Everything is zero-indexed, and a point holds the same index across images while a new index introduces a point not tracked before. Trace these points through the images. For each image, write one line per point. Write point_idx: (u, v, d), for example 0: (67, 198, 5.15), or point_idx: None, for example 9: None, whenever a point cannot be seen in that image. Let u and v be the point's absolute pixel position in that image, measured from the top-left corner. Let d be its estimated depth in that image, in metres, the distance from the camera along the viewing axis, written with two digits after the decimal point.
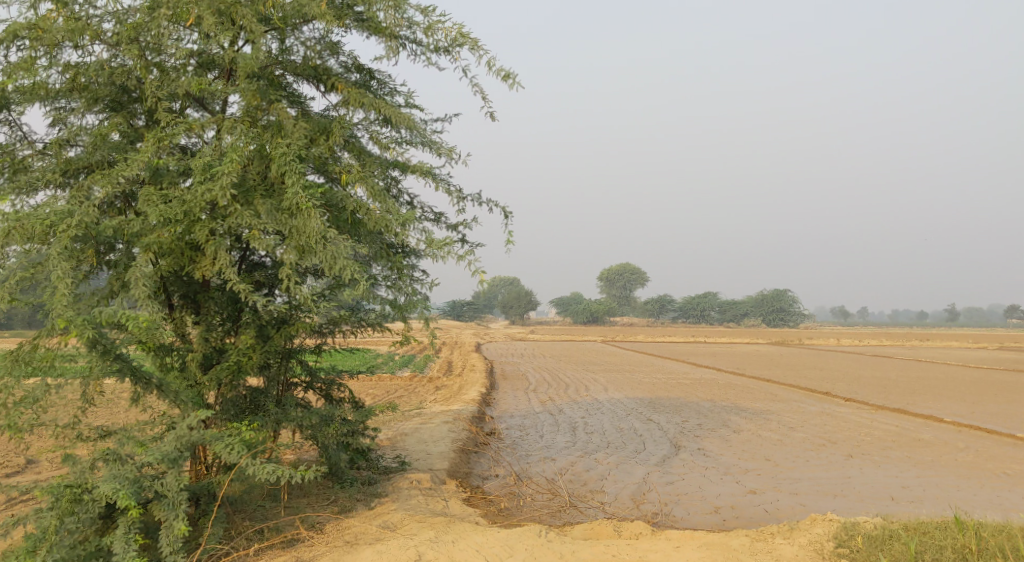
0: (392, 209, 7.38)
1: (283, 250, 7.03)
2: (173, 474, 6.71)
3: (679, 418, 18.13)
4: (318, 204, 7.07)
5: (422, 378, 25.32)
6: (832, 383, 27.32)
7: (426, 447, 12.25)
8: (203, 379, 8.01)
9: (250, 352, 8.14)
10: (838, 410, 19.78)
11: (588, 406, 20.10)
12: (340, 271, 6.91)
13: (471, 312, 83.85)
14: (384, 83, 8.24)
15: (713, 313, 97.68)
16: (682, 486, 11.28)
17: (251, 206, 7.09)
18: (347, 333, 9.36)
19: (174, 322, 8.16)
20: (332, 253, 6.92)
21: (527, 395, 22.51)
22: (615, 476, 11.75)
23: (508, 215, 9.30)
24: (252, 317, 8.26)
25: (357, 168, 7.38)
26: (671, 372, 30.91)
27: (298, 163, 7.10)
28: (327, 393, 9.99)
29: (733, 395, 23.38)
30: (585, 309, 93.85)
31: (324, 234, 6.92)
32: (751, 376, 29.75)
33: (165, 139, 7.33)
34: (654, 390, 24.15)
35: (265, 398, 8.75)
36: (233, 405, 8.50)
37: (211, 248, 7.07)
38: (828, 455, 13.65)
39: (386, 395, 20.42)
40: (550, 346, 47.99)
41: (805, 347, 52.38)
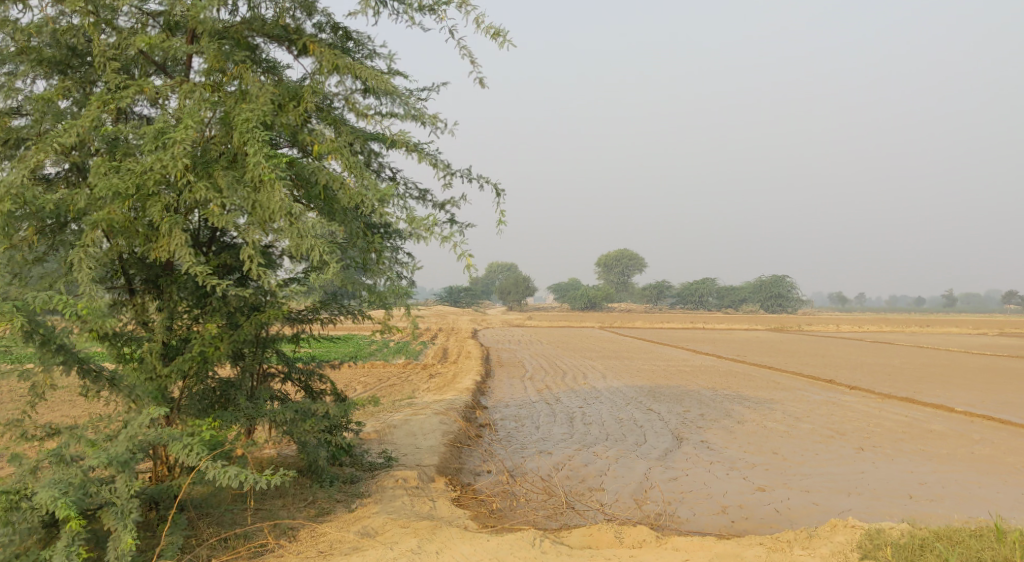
0: (370, 182, 6.66)
1: (245, 228, 6.33)
2: (123, 478, 6.01)
3: (680, 408, 17.51)
4: (284, 176, 6.31)
5: (415, 365, 24.68)
6: (836, 370, 26.68)
7: (415, 440, 11.59)
8: (163, 371, 7.32)
9: (216, 342, 7.41)
10: (843, 400, 19.16)
11: (586, 395, 19.44)
12: (309, 252, 6.21)
13: (468, 298, 83.22)
14: (362, 45, 7.46)
15: (711, 299, 97.11)
16: (686, 483, 10.63)
17: (211, 179, 6.37)
18: (326, 322, 8.64)
19: (135, 308, 7.47)
20: (300, 231, 6.22)
21: (524, 383, 21.85)
22: (615, 472, 11.10)
23: (501, 193, 8.55)
24: (218, 304, 7.53)
25: (330, 138, 6.63)
26: (671, 359, 30.30)
27: (263, 130, 6.33)
28: (306, 385, 9.31)
29: (735, 383, 22.75)
30: (583, 294, 93.26)
31: (292, 210, 6.22)
32: (754, 363, 29.16)
33: (112, 102, 6.58)
34: (653, 378, 23.51)
35: (237, 392, 8.07)
36: (200, 399, 7.82)
37: (165, 227, 6.35)
38: (838, 448, 13.01)
39: (377, 383, 19.77)
40: (549, 332, 47.40)
41: (806, 333, 51.99)
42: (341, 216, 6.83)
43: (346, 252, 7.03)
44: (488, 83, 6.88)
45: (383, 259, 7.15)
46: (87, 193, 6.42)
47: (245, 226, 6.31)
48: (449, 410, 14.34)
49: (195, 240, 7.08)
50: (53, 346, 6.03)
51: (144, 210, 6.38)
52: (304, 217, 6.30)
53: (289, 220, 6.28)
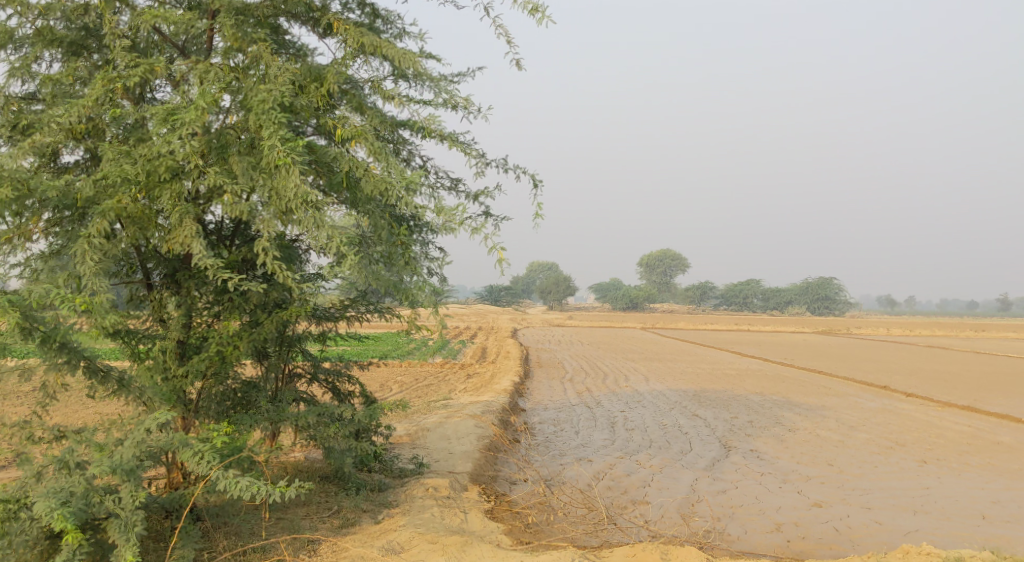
0: (395, 169, 6.15)
1: (261, 217, 5.87)
2: (128, 488, 5.56)
3: (727, 414, 16.74)
4: (301, 160, 5.81)
5: (453, 365, 24.18)
6: (890, 376, 25.59)
7: (448, 445, 11.07)
8: (178, 371, 6.93)
9: (235, 341, 6.98)
10: (900, 407, 18.22)
11: (628, 398, 18.75)
12: (327, 245, 5.72)
13: (509, 298, 82.71)
14: (391, 23, 6.97)
15: (755, 300, 95.33)
16: (737, 496, 9.95)
17: (226, 165, 5.94)
18: (353, 320, 8.17)
19: (152, 304, 7.07)
20: (317, 222, 5.74)
21: (564, 385, 21.24)
22: (658, 483, 10.48)
23: (539, 183, 7.99)
24: (236, 300, 7.10)
25: (353, 121, 6.12)
26: (715, 362, 29.41)
27: (281, 112, 5.83)
28: (334, 387, 8.84)
29: (784, 388, 21.87)
30: (625, 294, 92.19)
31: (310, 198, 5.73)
32: (802, 367, 28.14)
33: (117, 81, 6.09)
34: (698, 381, 22.72)
35: (258, 394, 7.62)
36: (220, 400, 7.40)
37: (176, 217, 5.92)
38: (898, 460, 12.19)
39: (413, 384, 19.32)
40: (590, 333, 46.67)
41: (855, 336, 50.67)
42: (364, 206, 6.33)
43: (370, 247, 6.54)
44: (525, 65, 6.32)
45: (410, 254, 6.65)
46: (96, 180, 6.01)
47: (260, 211, 5.85)
48: (486, 413, 13.80)
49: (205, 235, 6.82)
50: (56, 343, 5.61)
51: (156, 199, 5.97)
52: (322, 206, 5.81)
53: (305, 209, 5.79)
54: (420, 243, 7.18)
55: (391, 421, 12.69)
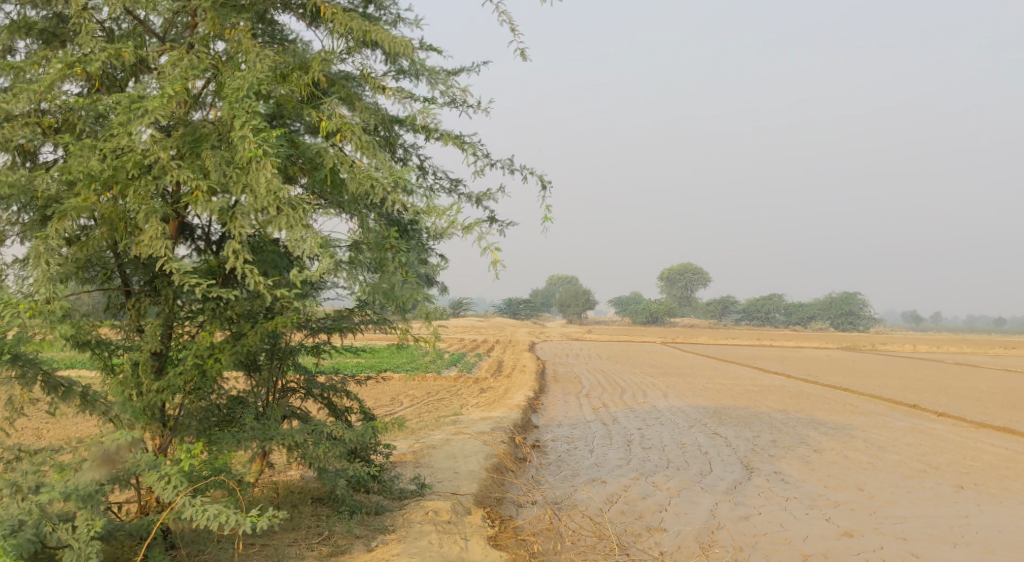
0: (382, 165, 5.62)
1: (233, 215, 5.37)
2: (84, 516, 5.05)
3: (750, 433, 16.03)
4: (277, 153, 5.30)
5: (468, 378, 23.64)
6: (919, 395, 24.70)
7: (454, 464, 10.52)
8: (153, 386, 6.44)
9: (215, 354, 6.48)
10: (932, 427, 17.40)
11: (646, 415, 18.07)
12: (300, 247, 5.20)
13: (527, 310, 82.20)
14: (385, 8, 6.47)
15: (778, 315, 94.08)
16: (759, 522, 9.30)
17: (198, 161, 5.42)
18: (347, 331, 7.65)
19: (130, 312, 6.59)
20: (292, 222, 5.23)
21: (580, 400, 20.58)
22: (675, 507, 9.85)
23: (547, 184, 7.45)
24: (215, 307, 6.59)
25: (338, 112, 5.59)
26: (737, 377, 28.64)
27: (257, 101, 5.32)
28: (329, 403, 8.31)
29: (809, 405, 21.10)
30: (645, 308, 91.27)
31: (285, 195, 5.21)
32: (827, 384, 27.31)
33: (75, 64, 5.56)
34: (720, 398, 21.98)
35: (244, 410, 7.08)
36: (203, 416, 6.81)
37: (142, 216, 5.42)
38: (933, 485, 11.46)
39: (424, 398, 18.77)
40: (609, 347, 45.99)
41: (880, 352, 49.62)
42: (348, 206, 5.79)
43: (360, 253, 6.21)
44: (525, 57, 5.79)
45: (400, 258, 6.14)
46: (60, 177, 5.56)
47: (232, 209, 5.34)
48: (496, 431, 13.21)
49: (196, 245, 6.70)
50: (6, 354, 5.36)
51: (123, 198, 5.49)
52: (297, 204, 5.30)
53: (278, 207, 5.28)
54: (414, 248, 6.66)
55: (396, 438, 12.15)
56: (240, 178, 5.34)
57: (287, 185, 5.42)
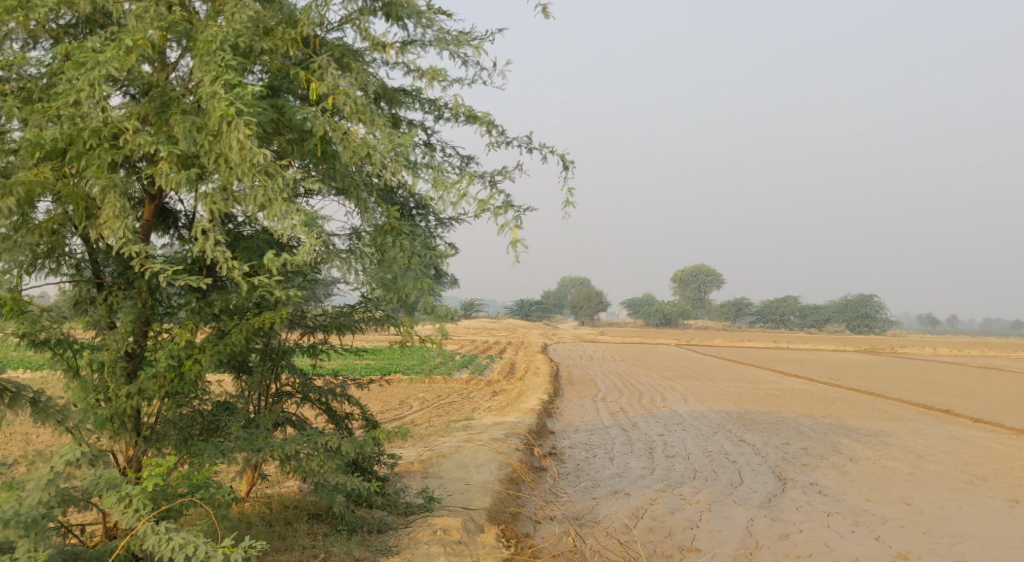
0: (382, 133, 4.80)
1: (202, 190, 4.56)
2: (25, 547, 4.27)
3: (778, 440, 15.16)
4: (256, 115, 4.52)
5: (479, 381, 22.82)
6: (949, 399, 23.80)
7: (465, 474, 9.72)
8: (121, 391, 5.68)
9: (194, 353, 5.71)
10: (970, 434, 16.51)
11: (667, 420, 17.21)
12: (281, 225, 4.42)
13: (539, 310, 81.76)
14: None
15: (793, 318, 92.87)
16: (803, 542, 8.48)
17: (165, 127, 4.64)
18: (346, 330, 6.86)
19: (101, 308, 5.80)
20: (271, 195, 4.45)
21: (596, 404, 19.74)
22: (708, 524, 9.03)
23: (569, 164, 6.66)
24: (196, 303, 5.82)
25: (329, 70, 4.79)
26: (757, 381, 27.72)
27: (233, 56, 4.54)
28: (328, 408, 7.52)
29: (835, 410, 20.22)
30: (658, 310, 90.28)
31: (262, 162, 4.44)
32: (851, 388, 26.41)
33: (22, 13, 4.76)
34: (742, 402, 21.12)
35: (230, 417, 6.24)
36: (184, 424, 6.05)
37: (99, 191, 4.65)
38: (985, 499, 10.61)
39: (434, 402, 17.95)
40: (622, 348, 45.19)
41: (899, 355, 48.59)
42: (341, 181, 5.00)
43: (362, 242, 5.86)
44: (548, 15, 5.04)
45: (401, 243, 5.35)
46: (9, 149, 4.80)
47: (205, 182, 4.58)
48: (509, 437, 12.39)
49: (180, 234, 5.94)
50: None
51: (82, 172, 4.72)
52: (277, 174, 4.53)
53: (255, 177, 4.51)
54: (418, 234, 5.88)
55: (403, 446, 11.37)
56: (213, 146, 4.56)
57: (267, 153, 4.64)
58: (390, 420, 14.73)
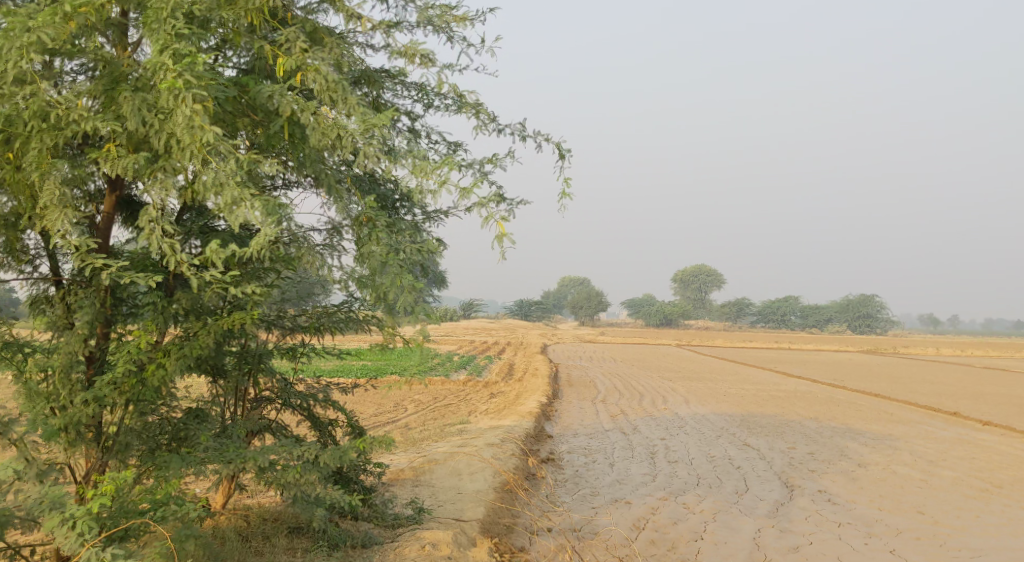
0: (355, 113, 4.35)
1: (150, 173, 4.29)
2: None
3: (784, 444, 14.69)
4: (211, 92, 4.20)
5: (476, 382, 22.35)
6: (955, 401, 23.35)
7: (458, 483, 9.24)
8: (75, 400, 5.21)
9: (157, 357, 5.26)
10: (980, 438, 16.05)
11: (668, 423, 16.74)
12: (234, 212, 4.15)
13: (539, 310, 81.31)
14: None
15: (794, 318, 92.41)
16: (813, 555, 8.02)
17: (112, 105, 4.34)
18: (326, 331, 6.42)
19: (58, 308, 5.33)
20: (222, 177, 4.17)
21: (596, 407, 19.25)
22: (713, 535, 8.57)
23: (564, 153, 6.21)
24: (160, 303, 5.33)
25: (298, 43, 4.36)
26: (760, 382, 27.27)
27: (185, 25, 4.19)
28: (310, 415, 7.04)
29: (841, 412, 19.76)
30: (658, 310, 89.82)
31: (213, 142, 4.14)
32: (855, 389, 25.96)
33: None
34: (744, 404, 20.66)
35: (200, 426, 5.72)
36: (149, 434, 5.54)
37: (37, 177, 4.31)
38: (1002, 508, 10.15)
39: (429, 404, 17.48)
40: (622, 348, 44.74)
41: (901, 355, 48.16)
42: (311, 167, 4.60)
43: (341, 237, 5.52)
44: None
45: (378, 237, 4.93)
46: None
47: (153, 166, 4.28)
48: (505, 442, 11.91)
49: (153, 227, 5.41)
50: None
51: (23, 158, 4.37)
52: (229, 154, 4.26)
53: (205, 159, 4.23)
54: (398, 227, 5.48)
55: (394, 452, 10.90)
56: (162, 126, 4.25)
57: (223, 134, 4.32)
58: (384, 424, 14.26)
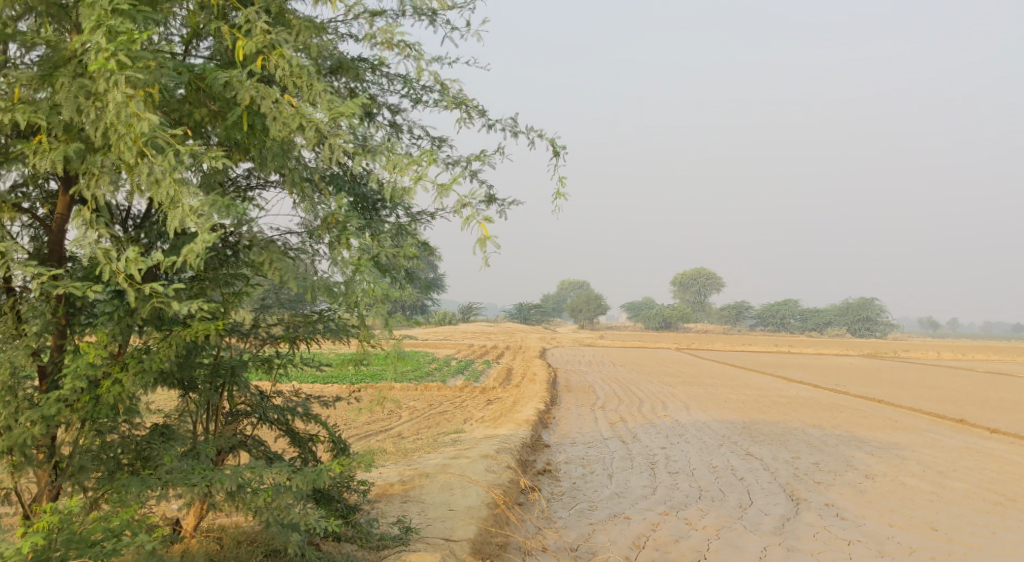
0: (320, 101, 4.00)
1: (85, 170, 4.14)
2: None
3: (788, 453, 14.26)
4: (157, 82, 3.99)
5: (473, 388, 21.91)
6: (961, 407, 22.91)
7: (449, 498, 8.80)
8: (21, 420, 4.76)
9: (114, 370, 4.87)
10: (988, 447, 15.64)
11: (669, 432, 16.30)
12: (173, 211, 3.95)
13: (538, 314, 80.82)
14: None
15: (794, 321, 92.00)
16: None
17: (51, 93, 4.14)
18: (303, 340, 6.08)
19: (7, 318, 4.85)
20: (157, 173, 3.94)
21: (595, 414, 18.82)
22: (717, 554, 8.14)
23: (560, 151, 5.82)
24: (120, 313, 4.91)
25: (258, 24, 4.01)
26: (761, 387, 26.86)
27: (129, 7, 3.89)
28: (290, 430, 6.56)
29: (844, 419, 19.33)
30: (657, 313, 89.42)
31: (151, 132, 3.90)
32: (858, 394, 25.52)
33: None
34: (746, 411, 20.21)
35: (165, 446, 5.26)
36: (108, 455, 5.06)
37: None
38: (1018, 524, 9.72)
39: (424, 411, 17.05)
40: (621, 353, 44.33)
41: (902, 360, 47.74)
42: (275, 162, 4.28)
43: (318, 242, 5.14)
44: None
45: (348, 240, 4.47)
46: None
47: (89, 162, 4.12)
48: (500, 452, 11.47)
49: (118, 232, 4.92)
50: None
51: None
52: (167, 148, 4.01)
53: (144, 152, 3.99)
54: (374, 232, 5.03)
55: (384, 464, 10.46)
56: (98, 115, 4.02)
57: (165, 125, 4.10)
58: (376, 433, 13.81)
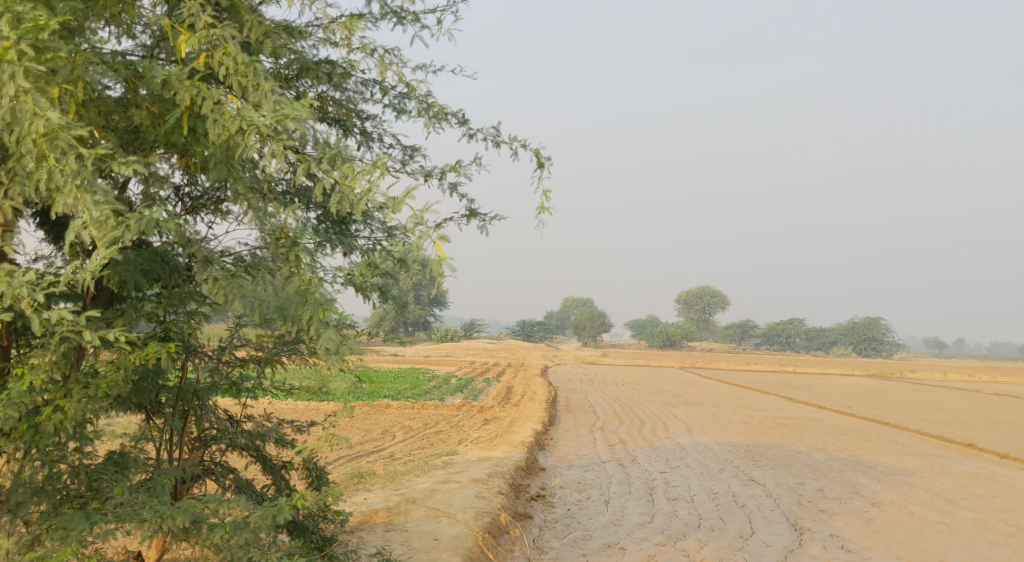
0: (266, 101, 3.94)
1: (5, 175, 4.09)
2: None
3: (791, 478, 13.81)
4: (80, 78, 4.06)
5: (471, 407, 21.47)
6: (970, 430, 22.36)
7: (435, 527, 8.37)
8: None
9: (54, 394, 4.52)
10: (999, 473, 15.12)
11: (669, 455, 15.85)
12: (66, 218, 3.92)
13: (542, 332, 80.29)
14: None
15: (799, 340, 91.32)
16: None
17: None
18: (268, 364, 5.74)
19: None
20: (60, 178, 3.87)
21: (594, 435, 18.38)
22: None
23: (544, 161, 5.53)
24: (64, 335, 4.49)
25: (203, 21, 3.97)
26: (765, 408, 26.35)
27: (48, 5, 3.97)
28: (262, 457, 6.13)
29: (850, 442, 18.84)
30: (662, 331, 88.81)
31: (53, 132, 3.87)
32: (864, 416, 24.99)
33: None
34: (749, 433, 19.75)
35: (115, 476, 4.88)
36: (56, 489, 4.69)
37: None
38: None
39: (418, 432, 16.63)
40: (624, 371, 43.82)
41: (909, 380, 47.10)
42: (218, 169, 4.14)
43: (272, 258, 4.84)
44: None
45: (298, 258, 4.34)
46: None
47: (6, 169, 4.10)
48: (492, 477, 11.04)
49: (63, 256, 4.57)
50: None
51: None
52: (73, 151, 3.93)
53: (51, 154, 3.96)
54: (339, 246, 4.83)
55: (370, 489, 10.03)
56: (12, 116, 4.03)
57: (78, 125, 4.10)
58: (366, 456, 13.38)
